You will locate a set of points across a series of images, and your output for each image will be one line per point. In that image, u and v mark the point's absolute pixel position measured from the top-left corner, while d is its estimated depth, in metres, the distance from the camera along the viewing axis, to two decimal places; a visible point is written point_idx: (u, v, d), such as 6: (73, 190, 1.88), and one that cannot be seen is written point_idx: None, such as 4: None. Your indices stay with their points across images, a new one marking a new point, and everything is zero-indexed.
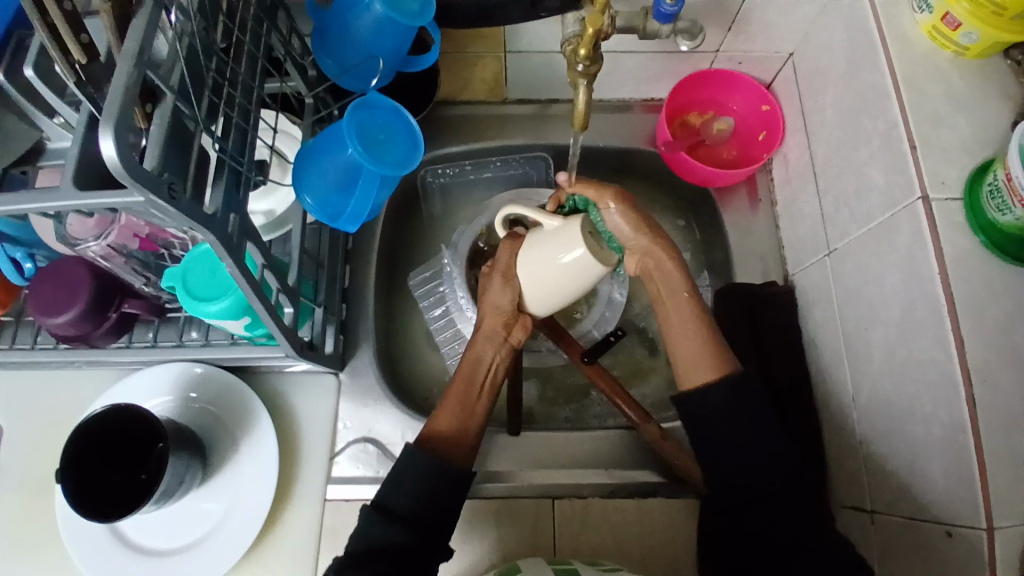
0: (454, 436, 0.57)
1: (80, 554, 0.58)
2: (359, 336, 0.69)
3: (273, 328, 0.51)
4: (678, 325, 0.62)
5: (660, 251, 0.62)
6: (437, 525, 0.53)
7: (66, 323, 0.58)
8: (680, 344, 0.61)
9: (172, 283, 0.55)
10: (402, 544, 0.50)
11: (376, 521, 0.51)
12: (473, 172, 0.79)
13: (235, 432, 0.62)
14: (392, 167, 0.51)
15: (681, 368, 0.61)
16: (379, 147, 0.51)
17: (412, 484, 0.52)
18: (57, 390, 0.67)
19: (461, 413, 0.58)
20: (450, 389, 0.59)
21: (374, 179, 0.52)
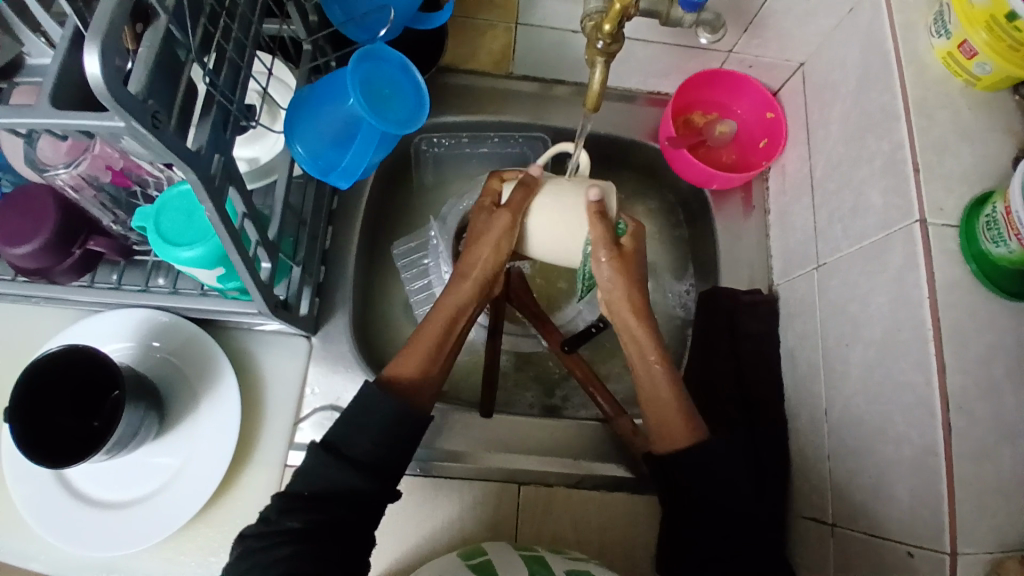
0: (422, 387, 0.56)
1: (19, 497, 0.55)
2: (335, 301, 0.67)
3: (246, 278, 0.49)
4: (653, 381, 0.60)
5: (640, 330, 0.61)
6: (393, 468, 0.52)
7: (28, 254, 0.55)
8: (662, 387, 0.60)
9: (143, 223, 0.51)
10: (360, 489, 0.50)
11: (332, 467, 0.49)
12: (469, 145, 0.76)
13: (196, 385, 0.59)
14: (394, 125, 0.48)
15: (659, 432, 0.59)
16: (383, 102, 0.48)
17: (373, 428, 0.51)
18: (8, 324, 0.63)
19: (432, 363, 0.57)
20: (416, 332, 0.57)
21: (373, 137, 0.49)
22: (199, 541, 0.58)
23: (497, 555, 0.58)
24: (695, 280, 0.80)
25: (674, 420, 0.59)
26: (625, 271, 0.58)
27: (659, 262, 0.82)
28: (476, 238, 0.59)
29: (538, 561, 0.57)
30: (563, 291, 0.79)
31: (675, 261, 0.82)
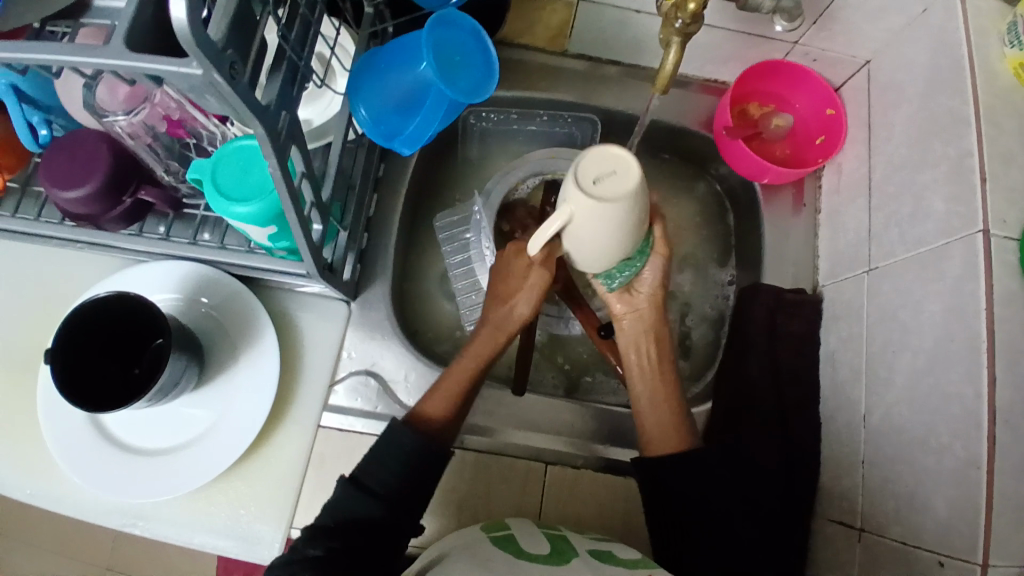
0: (443, 423, 0.56)
1: (55, 437, 0.56)
2: (375, 268, 0.66)
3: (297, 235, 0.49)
4: (665, 391, 0.63)
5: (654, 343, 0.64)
6: (414, 500, 0.53)
7: (76, 200, 0.54)
8: (642, 389, 0.63)
9: (198, 175, 0.50)
10: (376, 518, 0.51)
11: (355, 497, 0.51)
12: (517, 122, 0.74)
13: (236, 342, 0.60)
14: (462, 95, 0.47)
15: (650, 440, 0.62)
16: (453, 70, 0.47)
17: (395, 462, 0.52)
18: (55, 265, 0.64)
19: (455, 404, 0.57)
20: (443, 374, 0.58)
21: (440, 104, 0.49)
22: (229, 495, 0.58)
23: (520, 532, 0.58)
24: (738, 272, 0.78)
25: (668, 433, 0.61)
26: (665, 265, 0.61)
27: (697, 254, 0.80)
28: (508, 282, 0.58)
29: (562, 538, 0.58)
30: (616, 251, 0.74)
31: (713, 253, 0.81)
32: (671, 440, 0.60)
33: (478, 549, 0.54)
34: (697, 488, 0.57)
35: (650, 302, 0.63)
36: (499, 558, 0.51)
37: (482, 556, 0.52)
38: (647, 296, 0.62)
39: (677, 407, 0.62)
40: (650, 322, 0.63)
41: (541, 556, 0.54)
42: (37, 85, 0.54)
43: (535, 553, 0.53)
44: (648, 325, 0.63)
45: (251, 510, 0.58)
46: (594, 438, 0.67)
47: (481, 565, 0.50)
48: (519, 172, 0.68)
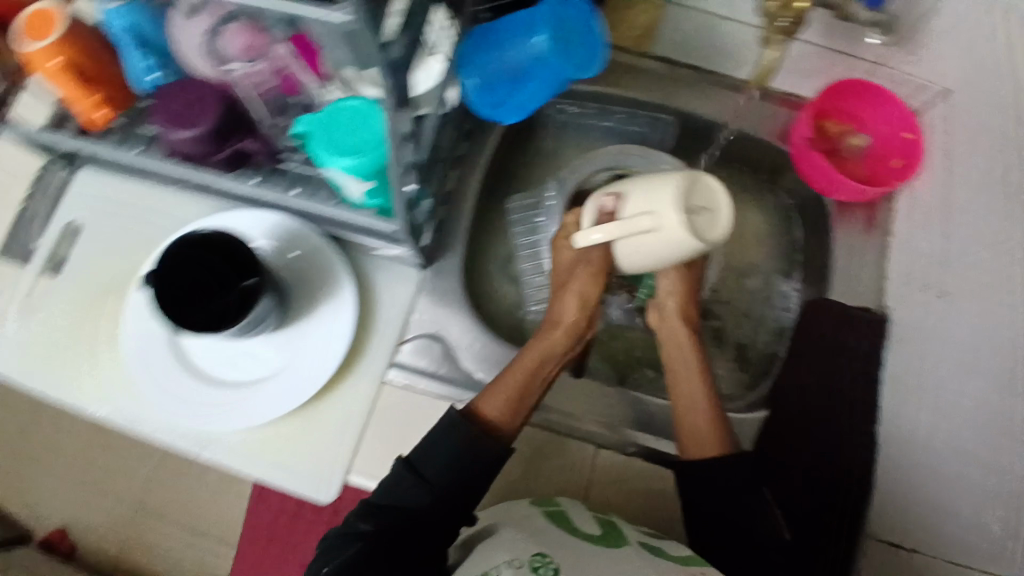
0: (500, 420, 0.60)
1: (139, 361, 0.59)
2: (449, 241, 0.69)
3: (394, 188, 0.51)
4: (690, 398, 0.64)
5: (688, 343, 0.67)
6: (460, 493, 0.57)
7: (188, 139, 0.57)
8: (691, 391, 0.65)
9: (308, 129, 0.53)
10: (422, 506, 0.56)
11: (406, 481, 0.56)
12: (594, 118, 0.76)
13: (315, 291, 0.63)
14: (574, 68, 0.55)
15: (688, 440, 0.62)
16: (569, 44, 0.54)
17: (445, 454, 0.57)
18: (142, 205, 0.67)
19: (511, 405, 0.60)
20: (500, 375, 0.62)
21: (550, 76, 0.55)
22: (292, 437, 0.61)
23: (569, 509, 0.62)
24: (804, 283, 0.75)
25: (713, 435, 0.62)
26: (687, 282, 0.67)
27: (769, 264, 0.77)
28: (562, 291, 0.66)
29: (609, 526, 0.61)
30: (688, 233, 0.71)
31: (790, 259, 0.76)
32: (714, 443, 0.61)
33: (531, 523, 0.60)
34: (735, 505, 0.59)
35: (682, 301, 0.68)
36: (552, 535, 0.58)
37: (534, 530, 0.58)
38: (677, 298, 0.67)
39: (712, 409, 0.63)
40: (680, 329, 0.67)
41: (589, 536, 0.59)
42: (156, 26, 0.57)
43: (584, 531, 0.59)
44: (679, 334, 0.67)
45: (311, 453, 0.61)
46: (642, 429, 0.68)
47: (537, 540, 0.57)
48: (595, 162, 0.70)
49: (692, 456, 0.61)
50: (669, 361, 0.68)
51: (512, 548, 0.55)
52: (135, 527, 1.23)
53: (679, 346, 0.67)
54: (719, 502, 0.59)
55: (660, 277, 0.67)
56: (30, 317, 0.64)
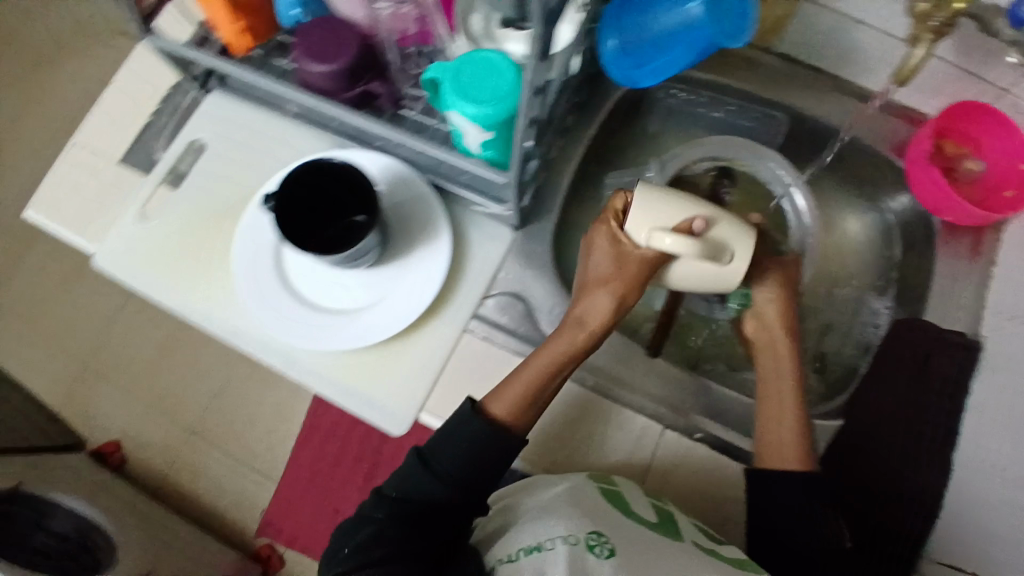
0: (511, 418, 0.61)
1: (241, 274, 0.63)
2: (545, 206, 0.69)
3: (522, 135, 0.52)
4: (780, 416, 0.63)
5: (780, 349, 0.66)
6: (481, 484, 0.59)
7: (323, 74, 0.60)
8: (784, 404, 0.63)
9: (439, 74, 0.54)
10: (439, 498, 0.58)
11: (423, 474, 0.58)
12: (703, 107, 0.76)
13: (413, 234, 0.65)
14: (728, 36, 0.54)
15: (764, 449, 0.62)
16: (725, 12, 0.54)
17: (460, 447, 0.58)
18: (260, 131, 0.70)
19: (522, 404, 0.61)
20: (508, 377, 0.63)
21: (700, 43, 0.55)
22: (371, 367, 0.63)
23: (626, 492, 0.63)
24: (896, 302, 0.73)
25: (791, 446, 0.61)
26: (788, 295, 0.67)
27: (857, 276, 0.76)
28: (601, 275, 0.60)
29: (668, 514, 0.61)
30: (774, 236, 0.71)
31: (883, 274, 0.75)
32: (797, 457, 0.61)
33: (587, 497, 0.61)
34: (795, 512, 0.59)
35: (780, 306, 0.67)
36: (609, 515, 0.59)
37: (589, 506, 0.59)
38: (775, 309, 0.67)
39: (801, 423, 0.62)
40: (777, 340, 0.66)
41: (647, 522, 0.60)
42: None
43: (640, 516, 0.60)
44: (776, 346, 0.66)
45: (393, 387, 0.63)
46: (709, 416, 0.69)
47: (595, 517, 0.58)
48: (697, 150, 0.71)
49: (768, 467, 0.61)
50: (762, 375, 0.66)
51: (569, 521, 0.57)
52: (186, 452, 1.36)
53: (773, 355, 0.66)
54: (781, 506, 0.60)
55: (756, 291, 0.67)
56: (147, 223, 0.68)
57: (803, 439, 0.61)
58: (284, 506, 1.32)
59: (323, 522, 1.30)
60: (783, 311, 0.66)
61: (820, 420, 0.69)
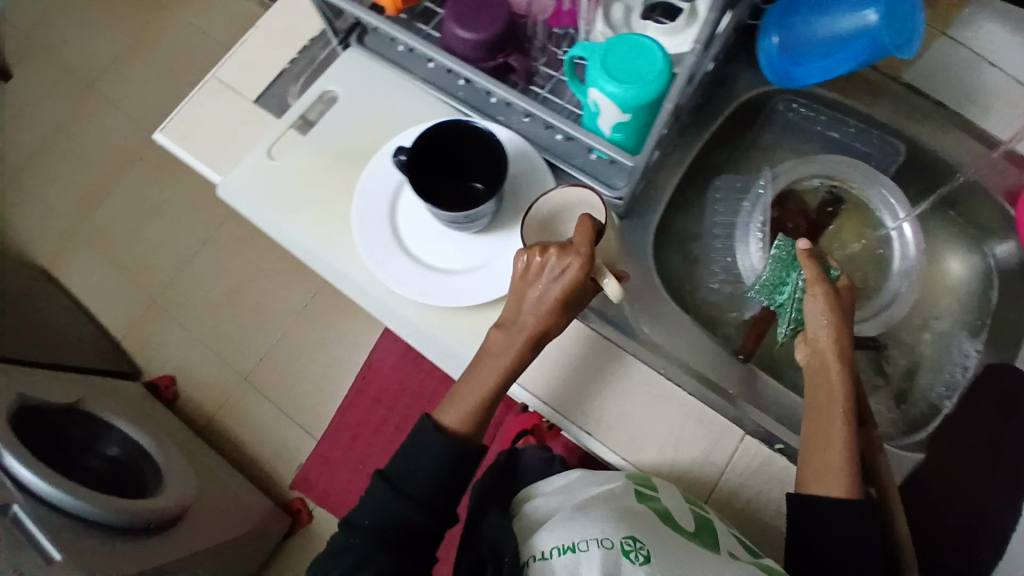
0: (460, 428, 0.63)
1: (359, 220, 0.67)
2: (652, 198, 0.71)
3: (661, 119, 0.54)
4: (828, 440, 0.58)
5: (831, 372, 0.60)
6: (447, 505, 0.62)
7: (465, 40, 0.63)
8: (834, 429, 0.58)
9: (585, 53, 0.56)
10: (425, 524, 0.61)
11: (397, 498, 0.61)
12: (821, 124, 0.77)
13: (523, 207, 0.67)
14: (897, 46, 0.57)
15: (810, 474, 0.59)
16: (898, 22, 0.57)
17: (434, 467, 0.61)
18: (390, 89, 0.73)
19: (471, 414, 0.63)
20: (460, 383, 0.63)
21: (868, 49, 0.58)
22: (464, 329, 0.65)
23: (666, 497, 0.63)
24: (987, 347, 0.73)
25: (835, 472, 0.57)
26: (841, 312, 0.60)
27: (949, 317, 0.75)
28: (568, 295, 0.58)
29: (708, 529, 0.61)
30: (873, 274, 0.73)
31: (976, 318, 0.74)
32: (841, 483, 0.57)
33: (626, 504, 0.63)
34: (844, 544, 0.57)
35: (829, 319, 0.60)
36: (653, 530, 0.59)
37: (630, 513, 0.61)
38: (828, 333, 0.60)
39: (851, 448, 0.58)
40: (830, 362, 0.59)
41: (686, 532, 0.61)
42: None
43: (678, 524, 0.62)
44: (829, 364, 0.60)
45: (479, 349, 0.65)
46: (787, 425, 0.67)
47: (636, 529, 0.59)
48: (809, 166, 0.73)
49: (811, 494, 0.58)
50: (811, 400, 0.61)
51: (604, 525, 0.58)
52: (234, 396, 1.41)
53: (827, 376, 0.60)
54: (830, 532, 0.57)
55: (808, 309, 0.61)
56: (268, 159, 0.71)
57: (852, 464, 0.57)
58: (320, 461, 1.35)
59: (355, 488, 1.31)
60: (838, 326, 0.60)
61: (901, 451, 0.67)
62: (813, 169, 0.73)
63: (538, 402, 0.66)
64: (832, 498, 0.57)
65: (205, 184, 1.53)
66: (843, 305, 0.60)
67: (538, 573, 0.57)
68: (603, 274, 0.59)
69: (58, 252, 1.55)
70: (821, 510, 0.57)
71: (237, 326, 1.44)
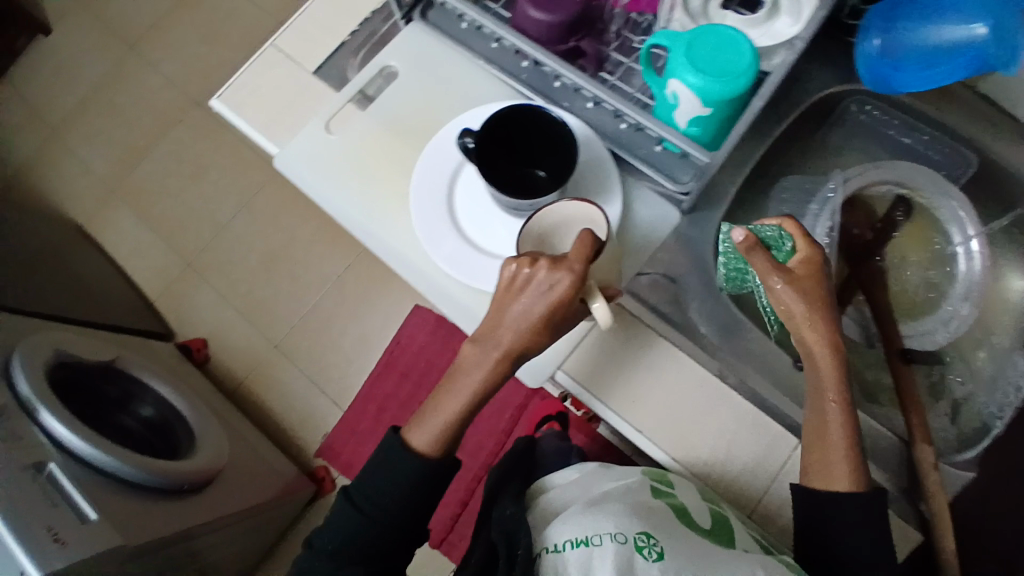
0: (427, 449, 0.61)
1: (418, 199, 0.66)
2: (715, 197, 0.70)
3: (746, 117, 0.52)
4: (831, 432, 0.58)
5: (820, 361, 0.58)
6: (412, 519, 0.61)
7: (539, 22, 0.61)
8: (835, 423, 0.57)
9: (667, 44, 0.54)
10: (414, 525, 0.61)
11: (365, 520, 0.60)
12: (894, 129, 0.75)
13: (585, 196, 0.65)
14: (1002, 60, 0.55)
15: (810, 464, 0.59)
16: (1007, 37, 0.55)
17: (399, 487, 0.60)
18: (453, 68, 0.71)
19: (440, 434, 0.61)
20: (431, 403, 0.62)
21: (971, 61, 0.57)
22: None
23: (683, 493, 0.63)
24: None
25: (839, 455, 0.57)
26: (816, 296, 0.57)
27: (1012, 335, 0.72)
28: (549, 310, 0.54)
29: (723, 524, 0.61)
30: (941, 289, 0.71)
31: None
32: (848, 476, 0.57)
33: (638, 497, 0.62)
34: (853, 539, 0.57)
35: (795, 298, 0.56)
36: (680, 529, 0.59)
37: (642, 507, 0.60)
38: (801, 311, 0.57)
39: (851, 438, 0.57)
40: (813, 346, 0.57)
41: (703, 528, 0.60)
42: None
43: (694, 521, 0.60)
44: (812, 349, 0.58)
45: None
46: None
47: (666, 532, 0.57)
48: (881, 171, 0.72)
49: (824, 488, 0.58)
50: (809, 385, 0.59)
51: (618, 519, 0.57)
52: (265, 364, 1.42)
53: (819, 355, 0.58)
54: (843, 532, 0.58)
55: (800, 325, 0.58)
56: (327, 132, 0.70)
57: (853, 448, 0.57)
58: (346, 433, 1.35)
59: None
60: (811, 310, 0.57)
61: (952, 468, 0.67)
62: (882, 176, 0.72)
63: (579, 387, 0.65)
64: (834, 492, 0.57)
65: (244, 151, 1.53)
66: (811, 288, 0.57)
67: (548, 567, 0.55)
68: (594, 295, 0.54)
69: (94, 211, 1.56)
70: (825, 501, 0.57)
71: (270, 294, 1.45)
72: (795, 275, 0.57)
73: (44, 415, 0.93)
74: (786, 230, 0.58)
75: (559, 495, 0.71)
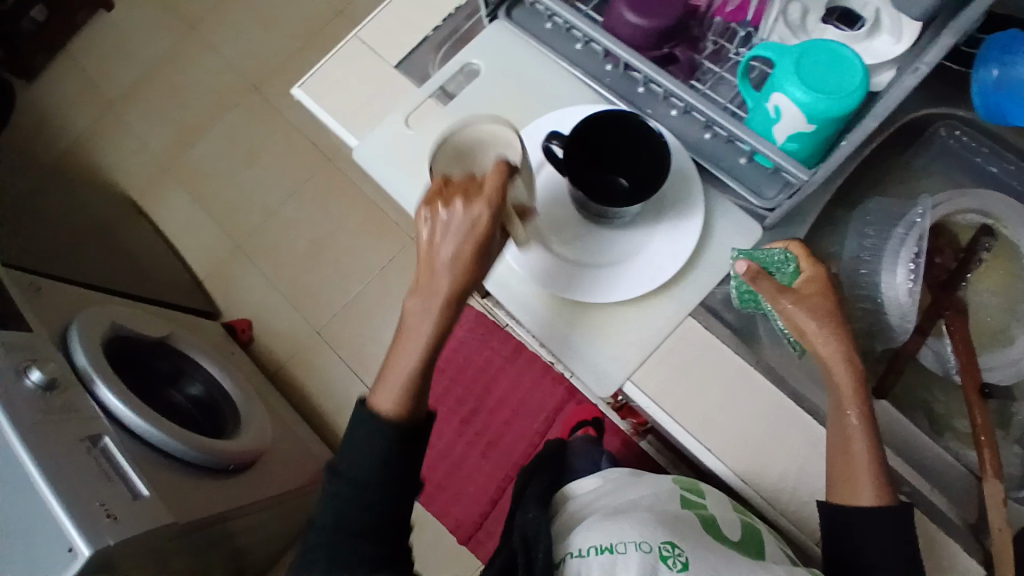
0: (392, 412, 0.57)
1: None
2: (800, 215, 0.68)
3: (856, 136, 0.51)
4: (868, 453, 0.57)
5: (848, 378, 0.58)
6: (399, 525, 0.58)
7: (634, 26, 0.60)
8: (855, 437, 0.57)
9: (773, 57, 0.53)
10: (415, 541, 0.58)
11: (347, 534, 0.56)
12: (982, 156, 0.73)
13: (665, 207, 0.65)
14: None
15: (833, 482, 0.57)
16: None
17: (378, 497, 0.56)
18: (535, 69, 0.71)
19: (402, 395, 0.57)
20: (387, 364, 0.58)
21: None
22: (592, 325, 0.64)
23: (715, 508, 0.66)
24: None
25: (861, 471, 0.56)
26: (830, 310, 0.58)
27: None
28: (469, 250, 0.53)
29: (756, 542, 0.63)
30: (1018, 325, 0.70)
31: None
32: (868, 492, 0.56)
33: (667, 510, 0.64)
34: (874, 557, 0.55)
35: (803, 310, 0.58)
36: (711, 543, 0.60)
37: (669, 521, 0.61)
38: (815, 326, 0.58)
39: (875, 457, 0.56)
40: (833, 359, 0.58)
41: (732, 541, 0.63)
42: None
43: (722, 532, 0.63)
44: (828, 363, 0.58)
45: (612, 352, 0.64)
46: (910, 466, 0.64)
47: (691, 542, 0.58)
48: (971, 199, 0.71)
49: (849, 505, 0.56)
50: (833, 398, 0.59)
51: (642, 528, 0.58)
52: (307, 349, 1.43)
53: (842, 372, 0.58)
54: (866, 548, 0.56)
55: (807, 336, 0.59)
56: (406, 127, 0.70)
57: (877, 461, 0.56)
58: None
59: None
60: (821, 325, 0.58)
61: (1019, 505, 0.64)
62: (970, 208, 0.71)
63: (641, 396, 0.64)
64: (860, 508, 0.56)
65: (298, 137, 1.55)
66: (825, 304, 0.59)
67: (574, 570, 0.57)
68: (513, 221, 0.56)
69: (145, 186, 1.58)
70: (850, 518, 0.56)
71: (314, 281, 1.46)
72: (801, 293, 0.59)
73: (100, 388, 0.94)
74: (792, 253, 0.61)
75: (583, 501, 0.72)
